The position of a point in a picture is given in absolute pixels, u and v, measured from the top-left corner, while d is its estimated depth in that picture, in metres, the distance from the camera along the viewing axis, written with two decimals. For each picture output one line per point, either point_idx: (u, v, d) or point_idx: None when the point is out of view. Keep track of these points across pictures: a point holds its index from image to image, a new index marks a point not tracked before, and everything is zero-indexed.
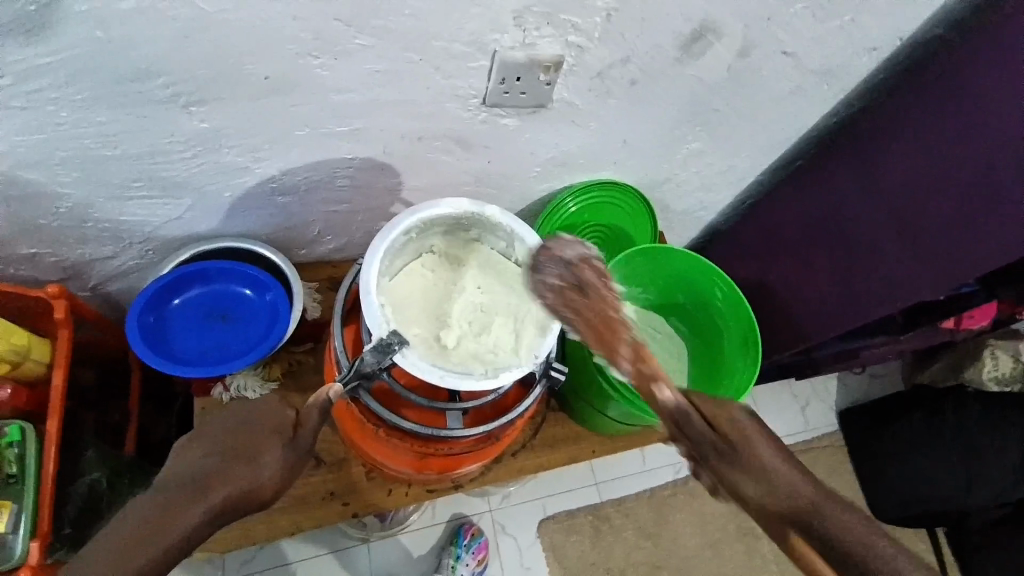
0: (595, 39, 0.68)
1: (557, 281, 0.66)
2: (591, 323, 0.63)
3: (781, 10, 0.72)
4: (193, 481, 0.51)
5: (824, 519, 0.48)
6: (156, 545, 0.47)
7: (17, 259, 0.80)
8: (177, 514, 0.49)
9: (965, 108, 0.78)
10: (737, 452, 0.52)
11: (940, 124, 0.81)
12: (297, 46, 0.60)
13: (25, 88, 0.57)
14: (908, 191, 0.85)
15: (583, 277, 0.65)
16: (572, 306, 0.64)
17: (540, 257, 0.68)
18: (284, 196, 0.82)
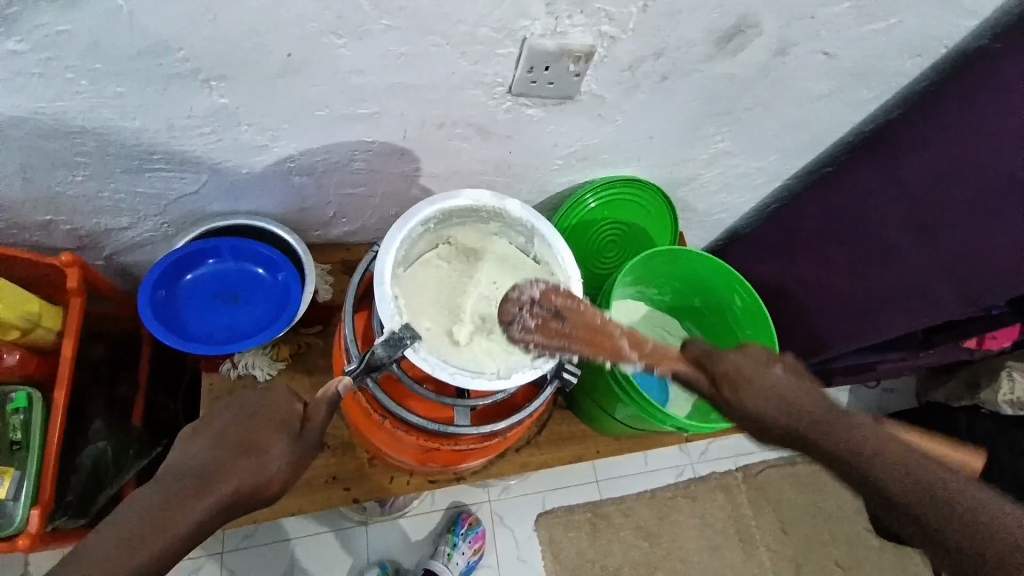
0: (628, 30, 0.66)
1: (536, 323, 0.67)
2: (581, 338, 0.66)
3: (825, 9, 0.69)
4: (196, 475, 0.52)
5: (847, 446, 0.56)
6: (159, 540, 0.48)
7: (32, 226, 0.79)
8: (180, 510, 0.49)
9: (977, 130, 0.78)
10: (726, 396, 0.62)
11: (971, 136, 0.79)
12: (319, 24, 0.58)
13: (44, 55, 0.56)
14: (931, 205, 0.83)
15: (555, 306, 0.66)
16: (558, 338, 0.66)
17: (510, 309, 0.68)
18: (300, 177, 0.81)
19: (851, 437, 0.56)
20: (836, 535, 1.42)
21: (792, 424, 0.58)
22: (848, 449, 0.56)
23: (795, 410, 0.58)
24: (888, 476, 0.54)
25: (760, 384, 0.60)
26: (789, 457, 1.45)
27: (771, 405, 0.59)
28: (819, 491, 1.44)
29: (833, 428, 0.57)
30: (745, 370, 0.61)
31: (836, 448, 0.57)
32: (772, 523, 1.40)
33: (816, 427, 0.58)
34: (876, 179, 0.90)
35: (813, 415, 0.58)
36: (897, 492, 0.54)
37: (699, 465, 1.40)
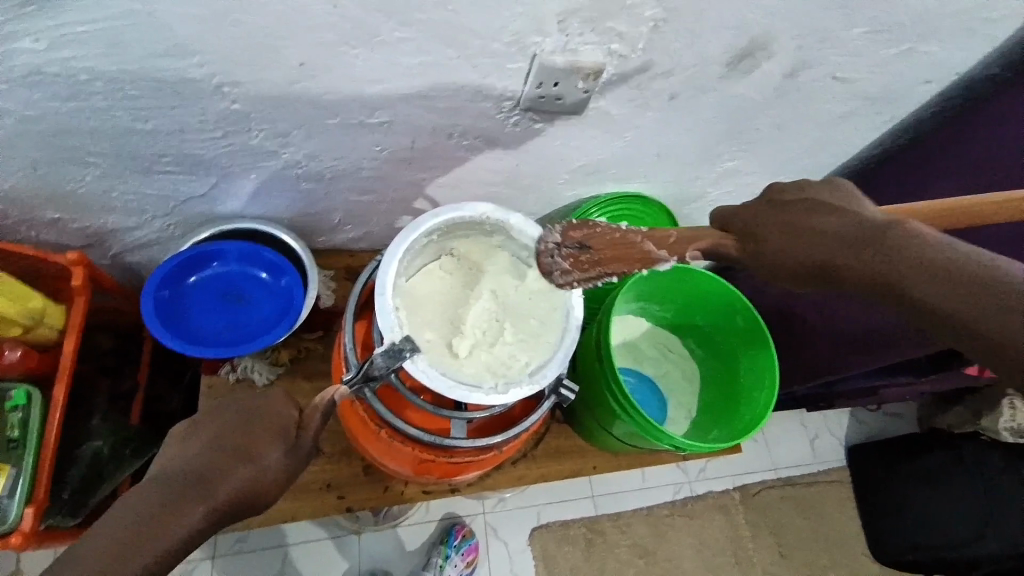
0: (639, 49, 0.66)
1: (569, 262, 0.69)
2: (613, 259, 0.67)
3: (837, 32, 0.69)
4: (194, 479, 0.51)
5: (851, 255, 0.53)
6: (156, 544, 0.47)
7: (41, 223, 0.80)
8: (177, 515, 0.49)
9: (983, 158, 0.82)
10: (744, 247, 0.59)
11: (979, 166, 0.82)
12: (336, 34, 0.58)
13: (59, 55, 0.56)
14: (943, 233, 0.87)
15: (577, 239, 0.69)
16: (593, 268, 0.69)
17: (544, 261, 0.70)
18: (308, 183, 0.82)
19: (914, 253, 0.50)
20: (833, 559, 1.41)
21: (849, 245, 0.53)
22: (927, 271, 0.49)
23: (857, 237, 0.53)
24: (958, 290, 0.48)
25: (782, 227, 0.57)
26: (788, 478, 1.43)
27: (785, 246, 0.56)
28: (818, 514, 1.43)
29: (893, 241, 0.51)
30: (800, 218, 0.56)
31: (917, 268, 0.50)
32: (768, 545, 1.39)
33: (899, 250, 0.51)
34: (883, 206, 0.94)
35: (875, 238, 0.52)
36: (961, 308, 0.47)
37: (696, 483, 1.39)
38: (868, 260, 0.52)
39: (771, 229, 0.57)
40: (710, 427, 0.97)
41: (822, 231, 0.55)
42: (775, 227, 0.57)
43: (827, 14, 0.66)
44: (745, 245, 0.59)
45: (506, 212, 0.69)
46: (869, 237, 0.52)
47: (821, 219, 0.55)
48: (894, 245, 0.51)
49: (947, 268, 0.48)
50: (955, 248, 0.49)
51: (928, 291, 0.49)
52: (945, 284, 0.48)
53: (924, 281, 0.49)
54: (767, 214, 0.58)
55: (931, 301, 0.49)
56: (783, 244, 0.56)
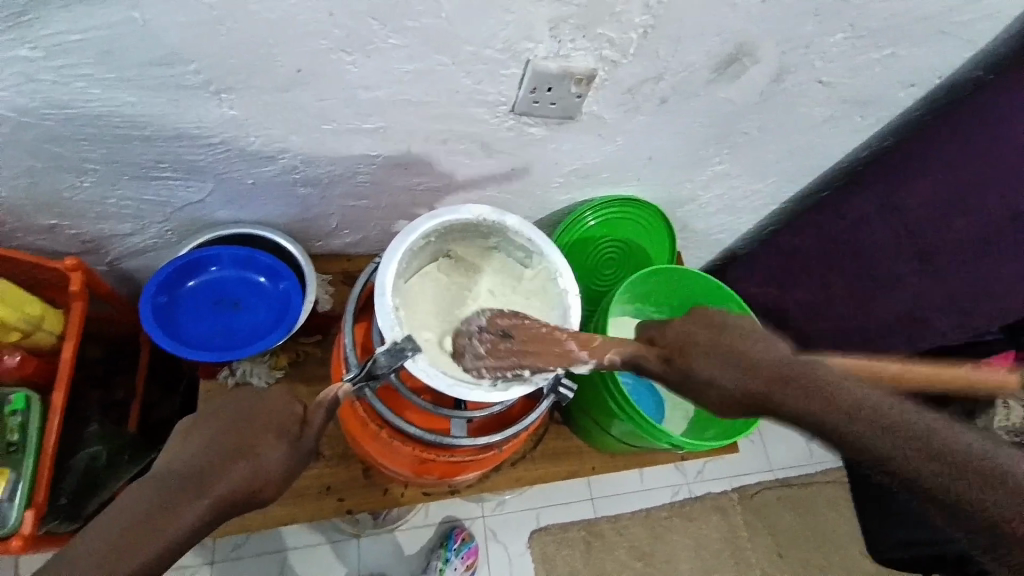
0: (628, 54, 0.68)
1: (487, 348, 0.68)
2: (533, 353, 0.66)
3: (819, 38, 0.71)
4: (192, 478, 0.52)
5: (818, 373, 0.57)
6: (155, 542, 0.48)
7: (38, 229, 0.80)
8: (174, 516, 0.50)
9: (983, 160, 0.81)
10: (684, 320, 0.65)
11: (971, 163, 0.82)
12: (330, 41, 0.60)
13: (57, 63, 0.57)
14: (930, 232, 0.86)
15: (501, 327, 0.69)
16: (509, 357, 0.67)
17: (461, 342, 0.69)
18: (304, 188, 0.82)
19: (894, 421, 0.54)
20: (831, 559, 1.41)
21: (782, 378, 0.57)
22: (840, 411, 0.55)
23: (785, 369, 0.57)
24: (938, 456, 0.52)
25: (777, 369, 0.57)
26: (785, 479, 1.44)
27: (732, 377, 0.58)
28: (815, 514, 1.44)
29: (814, 387, 0.56)
30: (728, 341, 0.60)
31: (852, 417, 0.54)
32: (766, 545, 1.39)
33: (877, 410, 0.54)
34: (873, 206, 0.92)
35: (779, 376, 0.57)
36: (967, 489, 0.51)
37: (694, 485, 1.39)
38: (819, 405, 0.55)
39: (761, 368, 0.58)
40: (707, 426, 0.98)
41: (739, 355, 0.59)
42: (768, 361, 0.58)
43: (809, 21, 0.68)
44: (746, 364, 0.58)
45: (502, 214, 0.71)
46: (779, 376, 0.57)
47: (737, 343, 0.60)
48: (797, 381, 0.56)
49: (850, 407, 0.55)
50: (894, 407, 0.55)
51: (919, 463, 0.52)
52: (910, 445, 0.53)
53: (858, 421, 0.54)
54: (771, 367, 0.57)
55: (940, 455, 0.52)
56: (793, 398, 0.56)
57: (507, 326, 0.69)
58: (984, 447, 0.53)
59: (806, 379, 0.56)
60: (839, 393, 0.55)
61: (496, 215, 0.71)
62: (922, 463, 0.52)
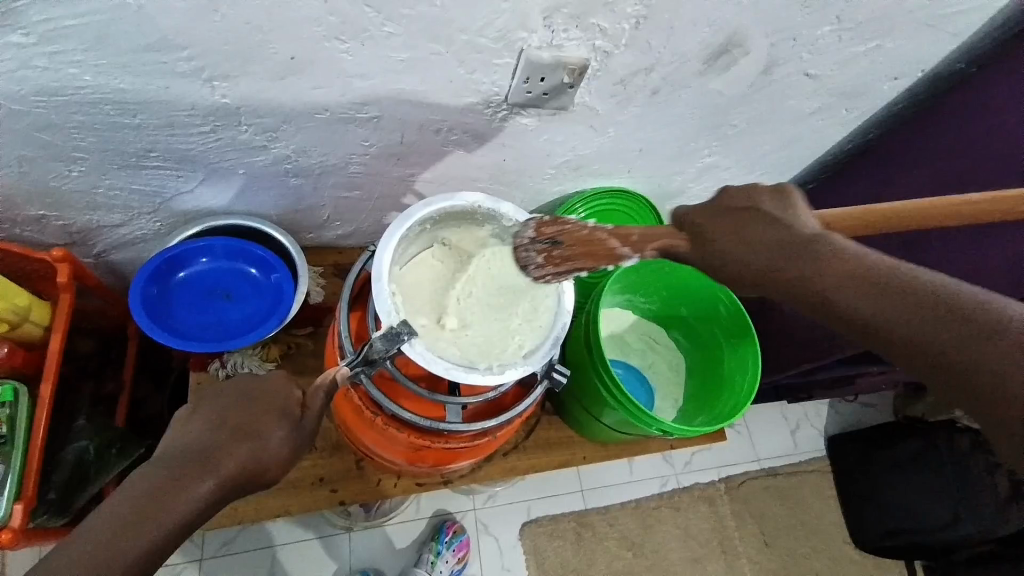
0: (621, 45, 0.69)
1: (543, 257, 0.71)
2: (584, 256, 0.69)
3: (808, 30, 0.72)
4: (199, 454, 0.52)
5: (820, 247, 0.55)
6: (167, 516, 0.48)
7: (25, 221, 0.79)
8: (184, 489, 0.50)
9: (949, 151, 0.86)
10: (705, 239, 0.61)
11: (951, 156, 0.86)
12: (325, 28, 0.60)
13: (50, 48, 0.56)
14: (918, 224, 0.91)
15: (550, 235, 0.70)
16: (565, 262, 0.70)
17: (521, 254, 0.73)
18: (296, 178, 0.82)
19: (910, 291, 0.51)
20: (816, 547, 1.44)
21: (790, 251, 0.56)
22: (836, 279, 0.54)
23: (792, 244, 0.56)
24: (950, 326, 0.48)
25: (778, 239, 0.57)
26: (771, 469, 1.47)
27: (737, 249, 0.59)
28: (801, 504, 1.46)
29: (829, 255, 0.55)
30: (744, 222, 0.59)
31: (854, 284, 0.53)
32: (753, 535, 1.42)
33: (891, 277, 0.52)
34: (863, 198, 0.98)
35: (800, 249, 0.56)
36: (971, 351, 0.47)
37: (682, 476, 1.41)
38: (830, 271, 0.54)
39: (753, 242, 0.58)
40: (696, 415, 1.00)
41: (752, 236, 0.58)
42: (770, 235, 0.58)
43: (798, 13, 0.69)
44: (736, 237, 0.59)
45: (496, 199, 0.71)
46: (800, 251, 0.56)
47: (750, 224, 0.59)
48: (812, 252, 0.55)
49: (856, 273, 0.53)
50: (907, 273, 0.52)
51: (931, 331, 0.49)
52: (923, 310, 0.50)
53: (847, 287, 0.53)
54: (783, 239, 0.57)
55: (947, 318, 0.49)
56: (796, 269, 0.56)
57: (554, 232, 0.70)
58: (999, 306, 0.48)
59: (814, 254, 0.55)
60: (837, 258, 0.54)
61: (489, 201, 0.70)
62: (918, 326, 0.50)
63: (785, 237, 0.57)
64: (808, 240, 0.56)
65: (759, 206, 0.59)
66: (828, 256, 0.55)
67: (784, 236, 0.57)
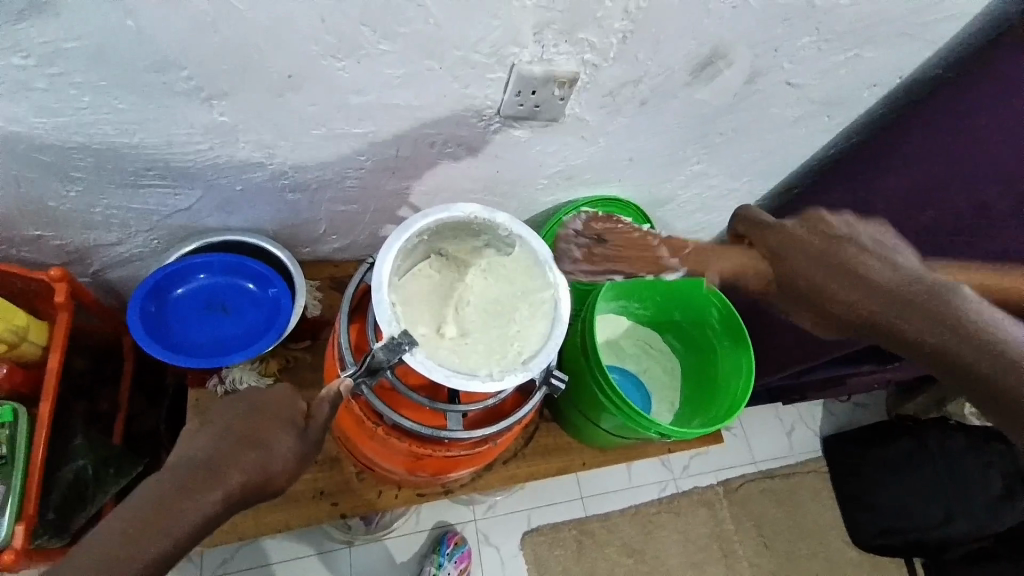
0: (610, 59, 0.71)
1: None
2: None
3: (789, 41, 0.75)
4: (207, 464, 0.54)
5: (927, 296, 0.70)
6: (172, 526, 0.50)
7: (21, 240, 0.80)
8: (191, 497, 0.51)
9: (924, 158, 0.88)
10: (825, 255, 0.79)
11: (930, 161, 0.88)
12: (321, 46, 0.61)
13: (50, 70, 0.58)
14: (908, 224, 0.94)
15: None
16: None
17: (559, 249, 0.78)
18: (293, 193, 0.83)
19: (993, 343, 0.64)
20: (815, 547, 1.45)
21: (893, 297, 0.72)
22: (946, 324, 0.67)
23: (938, 293, 0.70)
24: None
25: (918, 287, 0.72)
26: (768, 471, 1.48)
27: (851, 293, 0.75)
28: (799, 505, 1.47)
29: (944, 303, 0.68)
30: (856, 268, 0.76)
31: (931, 325, 0.68)
32: (752, 538, 1.43)
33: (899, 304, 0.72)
34: (847, 202, 1.00)
35: (934, 295, 0.70)
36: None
37: (681, 480, 1.42)
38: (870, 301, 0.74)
39: (904, 284, 0.72)
40: (692, 418, 1.01)
41: (864, 278, 0.75)
42: (880, 272, 0.75)
43: (779, 25, 0.72)
44: (854, 274, 0.75)
45: (493, 210, 0.72)
46: (867, 288, 0.73)
47: (863, 267, 0.76)
48: (923, 301, 0.69)
49: (949, 321, 0.67)
50: (999, 329, 0.65)
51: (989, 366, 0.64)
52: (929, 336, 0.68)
53: (958, 334, 0.66)
54: (896, 278, 0.73)
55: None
56: (915, 311, 0.69)
57: None
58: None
59: (920, 304, 0.69)
60: (940, 304, 0.68)
61: (486, 211, 0.72)
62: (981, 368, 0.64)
63: (904, 280, 0.73)
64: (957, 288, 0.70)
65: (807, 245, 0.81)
66: (926, 302, 0.69)
67: (898, 277, 0.74)
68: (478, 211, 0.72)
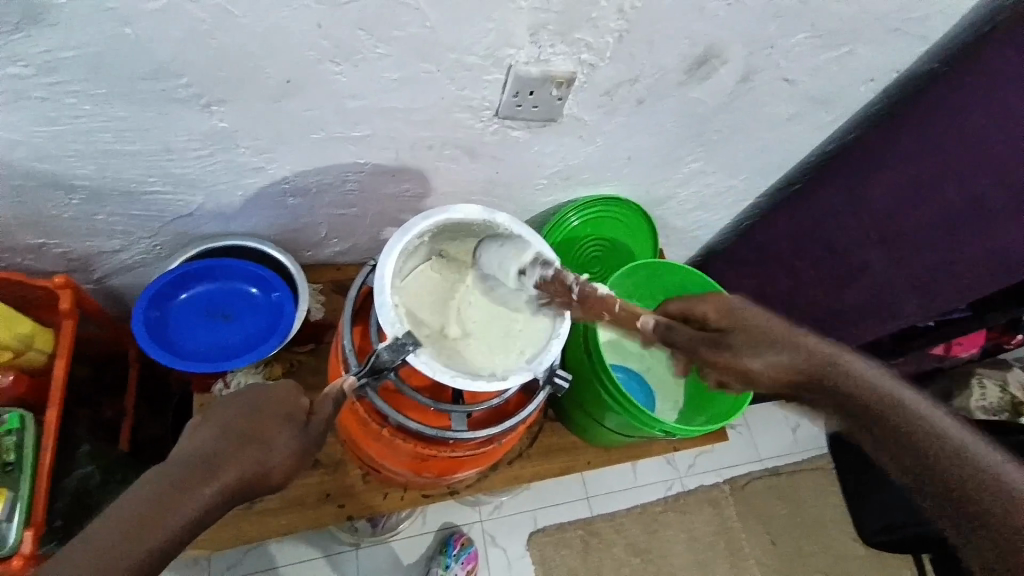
0: (606, 58, 0.71)
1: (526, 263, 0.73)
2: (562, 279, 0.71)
3: (783, 38, 0.75)
4: (204, 461, 0.54)
5: (841, 376, 0.66)
6: (169, 522, 0.50)
7: (23, 249, 0.80)
8: (187, 494, 0.52)
9: (920, 156, 0.87)
10: (730, 336, 0.70)
11: (921, 159, 0.87)
12: (318, 52, 0.62)
13: (48, 79, 0.58)
14: (892, 222, 0.93)
15: None
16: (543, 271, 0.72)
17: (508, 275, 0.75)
18: (293, 198, 0.84)
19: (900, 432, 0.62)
20: (822, 543, 1.45)
21: (815, 375, 0.66)
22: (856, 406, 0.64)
23: (810, 369, 0.66)
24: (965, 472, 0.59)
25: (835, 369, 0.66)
26: (774, 468, 1.48)
27: (769, 366, 0.68)
28: (805, 503, 1.47)
29: (836, 383, 0.65)
30: (755, 341, 0.69)
31: (851, 410, 0.65)
32: (759, 535, 1.42)
33: (885, 426, 0.62)
34: (842, 197, 0.98)
35: (815, 371, 0.66)
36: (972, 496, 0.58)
37: (686, 479, 1.42)
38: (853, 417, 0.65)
39: (816, 368, 0.66)
40: (696, 415, 1.02)
41: (795, 346, 0.67)
42: (799, 355, 0.67)
43: (772, 22, 0.72)
44: (786, 357, 0.67)
45: (493, 211, 0.72)
46: (812, 372, 0.66)
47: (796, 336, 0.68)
48: (831, 382, 0.66)
49: (866, 405, 0.64)
50: (895, 415, 0.63)
51: (981, 490, 0.58)
52: (928, 470, 0.60)
53: (873, 421, 0.63)
54: (811, 363, 0.66)
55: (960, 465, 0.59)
56: (837, 390, 0.66)
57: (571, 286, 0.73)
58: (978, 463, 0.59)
59: (838, 387, 0.65)
60: (849, 385, 0.65)
61: (487, 212, 0.72)
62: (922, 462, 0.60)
63: (817, 361, 0.66)
64: (797, 366, 0.67)
65: (756, 322, 0.70)
66: (821, 380, 0.66)
67: (805, 360, 0.67)
68: (477, 211, 0.72)
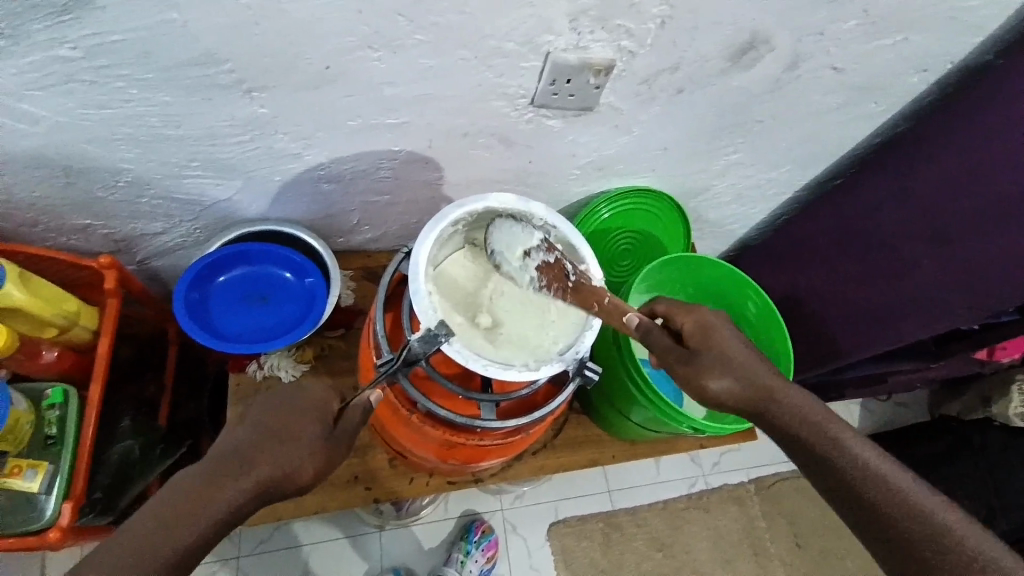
0: (646, 45, 0.69)
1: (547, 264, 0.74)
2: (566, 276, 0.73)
3: (833, 25, 0.72)
4: (237, 456, 0.56)
5: (783, 404, 0.67)
6: (200, 517, 0.52)
7: (71, 229, 0.83)
8: (219, 488, 0.53)
9: (978, 147, 0.81)
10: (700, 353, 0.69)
11: (974, 148, 0.81)
12: (357, 38, 0.62)
13: (96, 63, 0.59)
14: (942, 216, 0.86)
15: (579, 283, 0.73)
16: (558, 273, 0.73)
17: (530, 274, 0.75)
18: (328, 184, 0.84)
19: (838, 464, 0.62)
20: (849, 547, 1.42)
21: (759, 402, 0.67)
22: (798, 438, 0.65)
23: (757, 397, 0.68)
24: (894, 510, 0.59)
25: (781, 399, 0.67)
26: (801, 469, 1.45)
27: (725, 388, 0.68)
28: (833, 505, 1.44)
29: (779, 412, 0.67)
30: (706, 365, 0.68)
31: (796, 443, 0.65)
32: (784, 536, 1.40)
33: (864, 500, 0.60)
34: (887, 192, 0.93)
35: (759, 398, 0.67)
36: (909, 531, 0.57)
37: (711, 476, 1.40)
38: (805, 461, 0.65)
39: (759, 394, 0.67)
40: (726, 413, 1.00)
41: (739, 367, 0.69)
42: (746, 376, 0.68)
43: (822, 7, 0.69)
44: (742, 381, 0.68)
45: (526, 200, 0.72)
46: (761, 395, 0.68)
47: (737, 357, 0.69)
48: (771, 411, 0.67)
49: (806, 438, 0.65)
50: (834, 447, 0.63)
51: (922, 540, 0.56)
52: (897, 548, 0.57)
53: (816, 454, 0.64)
54: (754, 389, 0.68)
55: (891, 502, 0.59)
56: (781, 416, 0.67)
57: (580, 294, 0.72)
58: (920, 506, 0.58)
59: (780, 415, 0.66)
60: (792, 415, 0.66)
61: (521, 201, 0.71)
62: (859, 496, 0.60)
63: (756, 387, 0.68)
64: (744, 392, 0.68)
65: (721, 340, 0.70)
66: (769, 407, 0.67)
67: (751, 387, 0.68)
68: (510, 200, 0.71)
